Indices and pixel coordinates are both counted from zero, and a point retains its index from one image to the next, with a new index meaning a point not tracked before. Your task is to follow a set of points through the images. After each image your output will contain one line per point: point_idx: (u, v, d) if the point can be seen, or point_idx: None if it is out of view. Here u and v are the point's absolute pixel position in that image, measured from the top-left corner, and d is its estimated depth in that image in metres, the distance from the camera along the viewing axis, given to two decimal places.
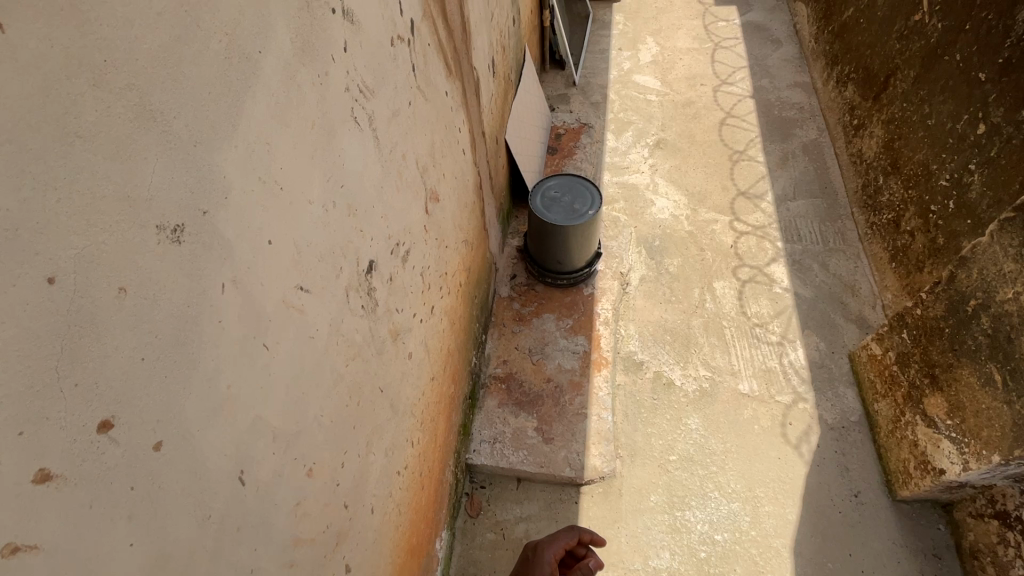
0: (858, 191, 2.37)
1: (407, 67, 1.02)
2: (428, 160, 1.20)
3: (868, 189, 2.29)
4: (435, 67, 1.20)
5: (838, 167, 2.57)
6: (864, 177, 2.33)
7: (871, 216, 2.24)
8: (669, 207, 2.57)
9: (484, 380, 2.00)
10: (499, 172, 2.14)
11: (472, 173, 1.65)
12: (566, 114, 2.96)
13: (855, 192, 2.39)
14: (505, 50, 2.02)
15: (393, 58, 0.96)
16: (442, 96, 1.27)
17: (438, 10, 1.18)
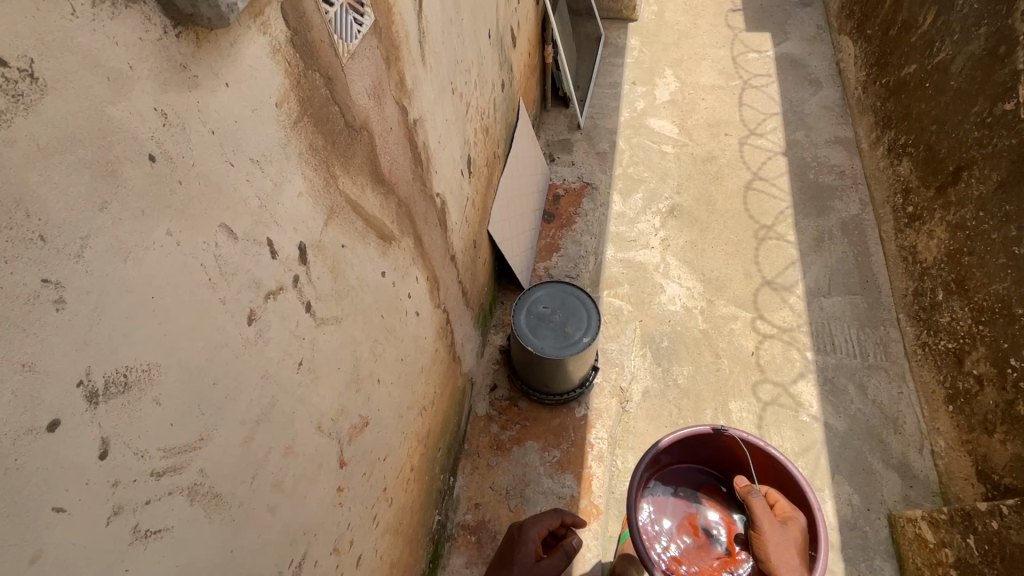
0: (907, 296, 2.00)
1: (291, 322, 0.66)
2: (348, 394, 0.85)
3: (922, 299, 1.93)
4: (360, 260, 0.84)
5: (882, 257, 2.18)
6: (918, 282, 1.96)
7: (924, 334, 1.88)
8: (681, 295, 2.19)
9: (451, 531, 1.67)
10: (479, 272, 1.77)
11: (433, 321, 1.29)
12: (566, 168, 2.56)
13: (904, 296, 2.01)
14: (488, 132, 1.63)
15: (259, 336, 0.60)
16: (373, 286, 0.91)
17: (362, 180, 0.81)
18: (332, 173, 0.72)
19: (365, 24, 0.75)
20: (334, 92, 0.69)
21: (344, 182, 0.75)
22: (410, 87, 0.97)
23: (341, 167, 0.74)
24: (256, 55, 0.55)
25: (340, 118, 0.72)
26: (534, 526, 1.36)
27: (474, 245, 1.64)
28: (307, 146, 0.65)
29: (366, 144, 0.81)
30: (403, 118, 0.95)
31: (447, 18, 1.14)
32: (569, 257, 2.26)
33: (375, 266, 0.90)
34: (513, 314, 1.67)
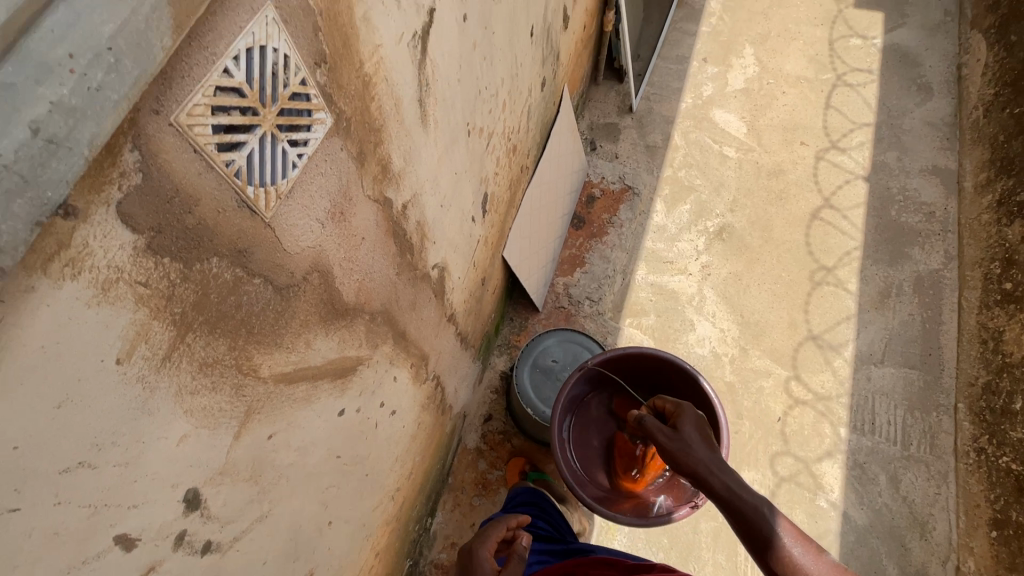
0: (972, 386, 1.76)
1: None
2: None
3: (993, 399, 1.70)
4: (301, 429, 0.63)
5: (956, 330, 1.89)
6: (993, 376, 1.72)
7: (986, 438, 1.67)
8: (712, 337, 1.95)
9: (422, 570, 1.57)
10: (487, 302, 1.54)
11: (416, 400, 1.09)
12: (606, 162, 2.22)
13: (970, 386, 1.77)
14: (514, 151, 1.33)
15: None
16: (326, 433, 0.71)
17: (307, 336, 0.59)
18: (249, 370, 0.50)
19: (313, 139, 0.49)
20: (252, 267, 0.46)
21: (274, 364, 0.53)
22: (402, 165, 0.71)
23: (267, 351, 0.51)
24: (48, 330, 0.31)
25: (265, 291, 0.49)
26: (483, 543, 0.99)
27: (483, 282, 1.40)
28: (197, 371, 0.43)
29: (316, 291, 0.58)
30: (384, 214, 0.69)
31: (471, 43, 0.83)
32: (593, 275, 2.00)
33: (327, 414, 0.70)
34: (517, 368, 1.49)
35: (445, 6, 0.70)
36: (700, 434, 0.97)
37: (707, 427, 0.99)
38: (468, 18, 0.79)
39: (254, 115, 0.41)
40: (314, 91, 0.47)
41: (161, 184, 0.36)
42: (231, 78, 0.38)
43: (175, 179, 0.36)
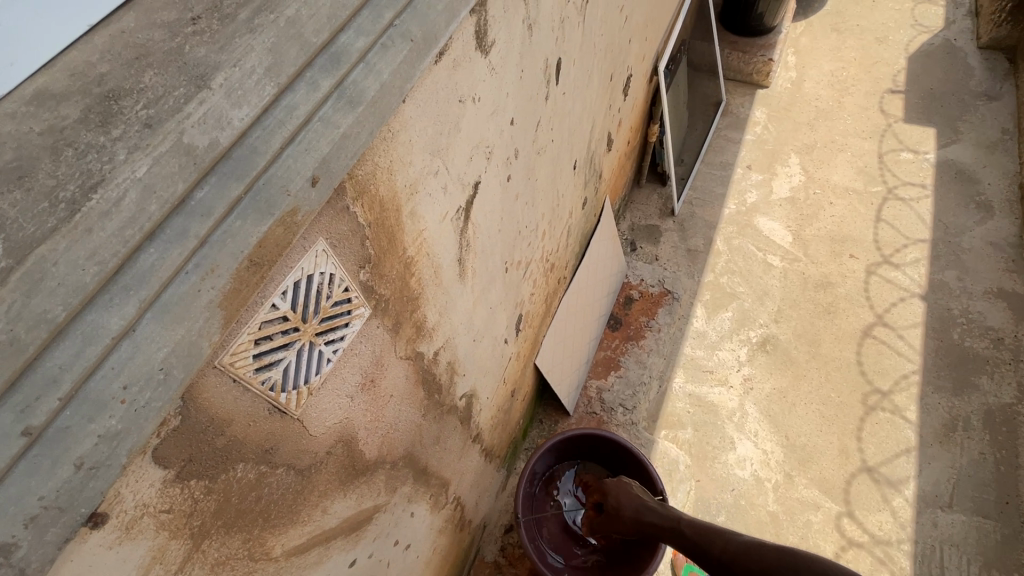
0: None
1: None
2: None
3: None
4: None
5: None
6: None
7: None
8: (754, 459, 1.82)
9: None
10: (517, 409, 1.52)
11: (433, 527, 1.06)
12: (646, 264, 2.22)
13: None
14: (551, 269, 1.36)
15: None
16: None
17: (325, 502, 0.59)
18: (262, 554, 0.49)
19: (349, 332, 0.51)
20: (277, 459, 0.47)
21: (288, 542, 0.53)
22: (437, 319, 0.73)
23: (282, 532, 0.51)
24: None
25: (288, 476, 0.50)
26: None
27: (513, 393, 1.39)
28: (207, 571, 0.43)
29: (339, 457, 0.58)
30: (414, 367, 0.71)
31: (514, 195, 0.88)
32: (628, 380, 1.94)
33: (336, 569, 0.68)
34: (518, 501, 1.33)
35: (490, 175, 0.75)
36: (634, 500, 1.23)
37: (627, 485, 1.28)
38: (512, 177, 0.83)
39: (295, 331, 0.43)
40: (355, 293, 0.50)
41: (198, 420, 0.38)
42: (276, 310, 0.41)
43: (209, 411, 0.39)
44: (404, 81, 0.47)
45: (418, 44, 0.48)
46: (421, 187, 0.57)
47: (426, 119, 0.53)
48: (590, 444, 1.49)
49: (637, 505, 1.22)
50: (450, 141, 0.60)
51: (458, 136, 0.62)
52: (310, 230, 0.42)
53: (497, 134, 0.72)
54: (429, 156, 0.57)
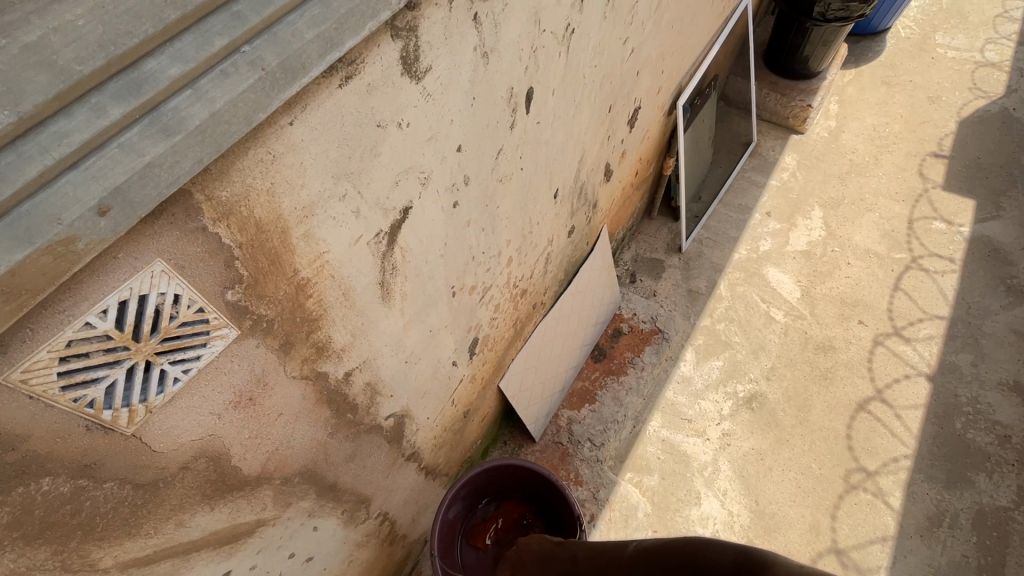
0: None
1: None
2: None
3: None
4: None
5: None
6: None
7: None
8: (717, 519, 1.75)
9: None
10: (472, 429, 1.48)
11: (348, 541, 1.04)
12: (642, 298, 2.14)
13: None
14: (523, 295, 1.32)
15: None
16: None
17: (181, 517, 0.58)
18: (82, 565, 0.50)
19: (207, 353, 0.51)
20: (100, 475, 0.48)
21: (123, 554, 0.53)
22: (348, 340, 0.71)
23: (111, 545, 0.52)
24: None
25: (119, 491, 0.50)
26: None
27: (467, 413, 1.36)
28: None
29: (199, 474, 0.58)
30: (315, 388, 0.69)
31: (464, 222, 0.85)
32: (601, 415, 1.87)
33: None
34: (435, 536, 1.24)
35: (427, 201, 0.73)
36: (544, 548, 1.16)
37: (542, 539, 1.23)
38: (460, 204, 0.81)
39: (124, 350, 0.44)
40: (214, 314, 0.50)
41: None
42: (94, 327, 0.42)
43: (4, 429, 0.40)
44: (249, 110, 0.44)
45: (271, 73, 0.45)
46: (319, 210, 0.56)
47: (325, 142, 0.53)
48: (506, 477, 1.38)
49: (544, 552, 1.14)
50: (363, 166, 0.59)
51: (378, 161, 0.60)
52: (143, 250, 0.43)
53: (437, 161, 0.70)
54: (332, 179, 0.56)
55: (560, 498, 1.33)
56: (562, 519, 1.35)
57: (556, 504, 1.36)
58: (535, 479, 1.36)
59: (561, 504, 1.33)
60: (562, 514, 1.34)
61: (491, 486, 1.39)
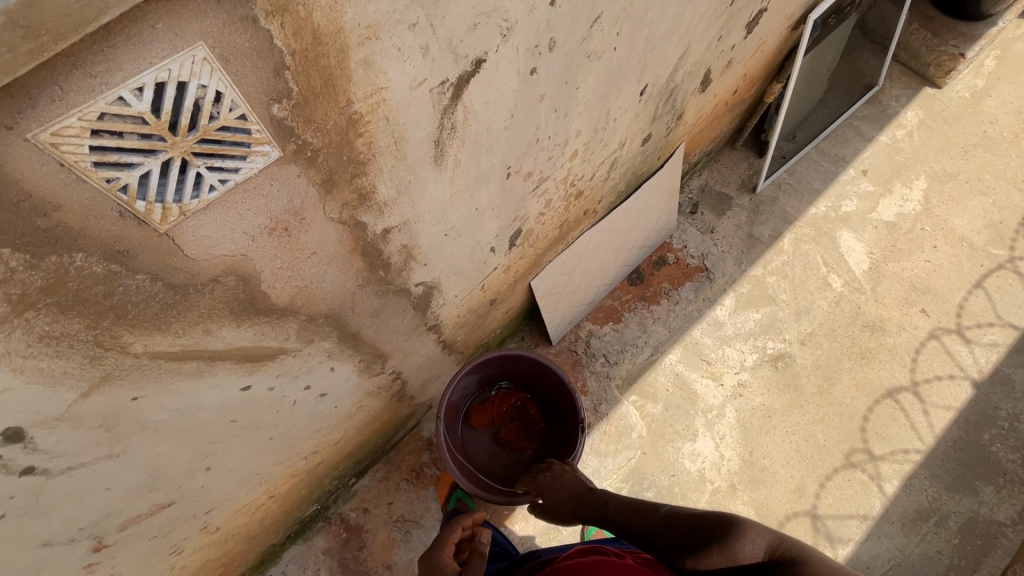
0: None
1: None
2: (133, 501, 0.73)
3: None
4: (185, 396, 0.66)
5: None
6: None
7: None
8: (707, 457, 1.79)
9: (328, 515, 1.68)
10: (496, 319, 1.50)
11: (360, 389, 1.10)
12: (697, 232, 2.03)
13: None
14: (578, 197, 1.25)
15: None
16: (223, 403, 0.73)
17: (207, 326, 0.60)
18: (113, 345, 0.54)
19: (245, 167, 0.51)
20: (131, 264, 0.50)
21: (151, 345, 0.57)
22: (393, 194, 0.68)
23: (140, 334, 0.55)
24: None
25: (150, 285, 0.53)
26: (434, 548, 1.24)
27: (495, 301, 1.37)
28: (34, 339, 0.48)
29: (228, 289, 0.59)
30: (352, 235, 0.68)
31: (539, 95, 0.77)
32: (622, 336, 1.88)
33: (225, 388, 0.71)
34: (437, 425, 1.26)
35: (503, 58, 0.66)
36: (570, 480, 1.08)
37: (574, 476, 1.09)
38: (539, 72, 0.73)
39: (159, 140, 0.44)
40: (256, 125, 0.49)
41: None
42: (129, 106, 0.41)
43: (32, 187, 0.41)
44: None
45: None
46: (385, 35, 0.52)
47: None
48: (506, 366, 1.40)
49: (571, 487, 1.05)
50: None
51: None
52: (185, 30, 0.41)
53: (524, 10, 0.62)
54: (404, 1, 0.51)
55: (567, 398, 1.36)
56: (560, 406, 1.40)
57: (554, 390, 1.40)
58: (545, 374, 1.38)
59: (566, 404, 1.38)
60: (563, 413, 1.40)
61: (496, 366, 1.39)
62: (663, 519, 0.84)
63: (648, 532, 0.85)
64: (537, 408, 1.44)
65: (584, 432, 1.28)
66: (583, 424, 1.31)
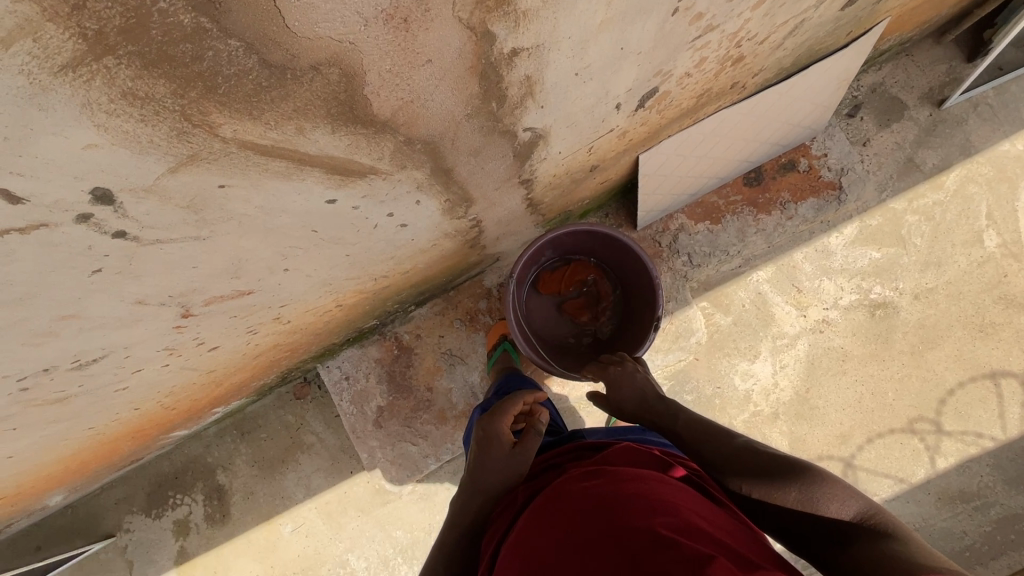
0: None
1: (80, 246, 0.53)
2: (216, 282, 0.75)
3: None
4: (271, 196, 0.61)
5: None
6: None
7: None
8: (760, 381, 1.73)
9: (385, 331, 1.80)
10: (590, 187, 1.37)
11: (439, 228, 1.05)
12: (846, 141, 1.70)
13: None
14: (736, 63, 1.01)
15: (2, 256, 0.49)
16: (308, 211, 0.69)
17: (301, 124, 0.53)
18: (202, 123, 0.47)
19: None
20: (225, 23, 0.41)
21: (241, 132, 0.50)
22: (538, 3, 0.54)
23: (229, 116, 0.48)
24: None
25: (243, 57, 0.44)
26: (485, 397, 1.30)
27: (597, 168, 1.22)
28: (117, 95, 0.42)
29: (328, 84, 0.50)
30: (476, 48, 0.56)
31: None
32: (714, 239, 1.71)
33: (311, 196, 0.66)
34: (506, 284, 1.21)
35: None
36: (639, 381, 1.11)
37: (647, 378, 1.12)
38: None
39: None
40: None
41: None
42: None
43: None
44: None
45: None
46: None
47: None
48: (587, 239, 1.31)
49: (641, 388, 1.09)
50: None
51: None
52: None
53: None
54: None
55: (647, 293, 1.28)
56: (633, 292, 1.34)
57: (631, 274, 1.32)
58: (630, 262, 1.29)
59: (642, 299, 1.30)
60: (635, 307, 1.33)
61: (582, 239, 1.31)
62: (737, 449, 0.88)
63: (715, 456, 0.89)
64: (609, 294, 1.38)
65: (655, 333, 1.22)
66: (655, 324, 1.24)
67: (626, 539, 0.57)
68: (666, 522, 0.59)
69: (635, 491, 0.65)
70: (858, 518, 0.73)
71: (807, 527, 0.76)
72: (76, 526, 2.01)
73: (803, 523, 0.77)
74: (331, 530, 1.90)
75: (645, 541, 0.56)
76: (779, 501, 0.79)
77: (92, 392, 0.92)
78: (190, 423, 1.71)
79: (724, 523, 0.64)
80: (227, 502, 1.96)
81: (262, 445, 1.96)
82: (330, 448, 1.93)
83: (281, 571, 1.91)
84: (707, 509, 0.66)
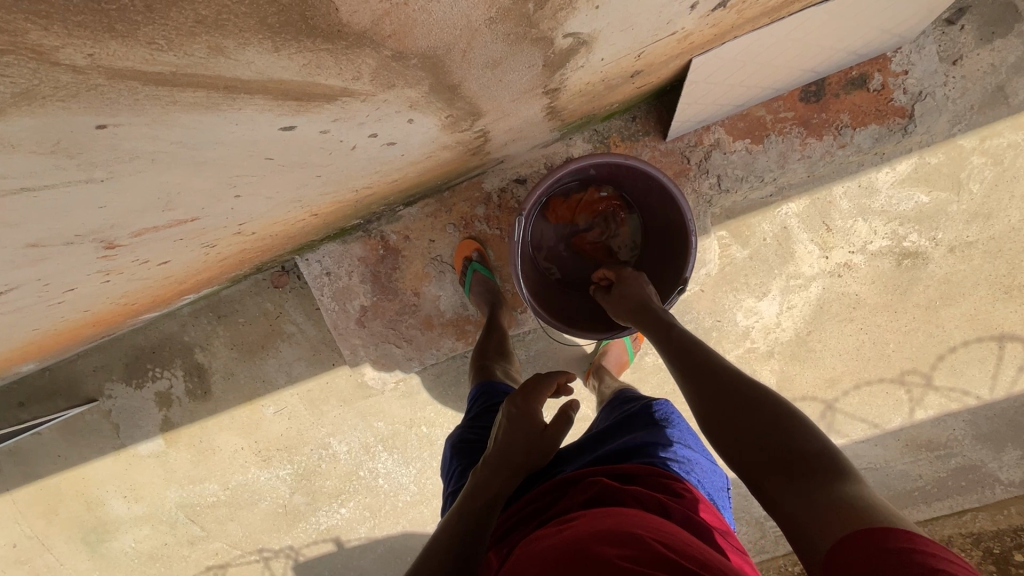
0: None
1: None
2: (141, 217, 0.58)
3: None
4: (191, 131, 0.44)
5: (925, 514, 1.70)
6: None
7: None
8: (763, 320, 1.66)
9: (370, 228, 1.63)
10: (624, 94, 1.12)
11: (437, 142, 0.84)
12: (935, 57, 1.41)
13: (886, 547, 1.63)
14: None
15: None
16: (254, 141, 0.51)
17: (220, 43, 0.36)
18: (36, 48, 0.31)
19: None
20: None
21: (102, 57, 0.33)
22: None
23: (69, 34, 0.31)
24: None
25: None
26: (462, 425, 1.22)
27: (641, 73, 0.97)
28: None
29: None
30: None
31: None
32: (751, 162, 1.50)
33: (255, 127, 0.48)
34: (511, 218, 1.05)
35: None
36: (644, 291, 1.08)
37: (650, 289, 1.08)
38: None
39: None
40: None
41: None
42: None
43: None
44: None
45: None
46: None
47: None
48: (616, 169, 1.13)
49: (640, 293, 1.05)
50: None
51: None
52: None
53: None
54: None
55: (678, 248, 1.13)
56: (659, 234, 1.19)
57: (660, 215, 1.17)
58: (664, 208, 1.14)
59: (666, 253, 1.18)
60: (655, 258, 1.21)
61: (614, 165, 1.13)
62: (719, 366, 0.86)
63: (692, 372, 0.87)
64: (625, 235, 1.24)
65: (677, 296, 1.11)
66: (681, 290, 1.11)
67: (584, 563, 0.57)
68: (627, 552, 0.57)
69: (607, 527, 0.64)
70: (821, 452, 0.71)
71: (760, 456, 0.74)
72: (58, 387, 2.01)
73: (767, 455, 0.73)
74: (313, 415, 1.93)
75: (599, 568, 0.55)
76: (743, 423, 0.77)
77: (20, 311, 0.79)
78: (161, 308, 1.60)
79: (708, 555, 0.61)
80: (208, 380, 1.95)
81: (241, 330, 1.90)
82: (311, 339, 1.88)
83: (264, 446, 1.98)
84: (687, 545, 0.63)
